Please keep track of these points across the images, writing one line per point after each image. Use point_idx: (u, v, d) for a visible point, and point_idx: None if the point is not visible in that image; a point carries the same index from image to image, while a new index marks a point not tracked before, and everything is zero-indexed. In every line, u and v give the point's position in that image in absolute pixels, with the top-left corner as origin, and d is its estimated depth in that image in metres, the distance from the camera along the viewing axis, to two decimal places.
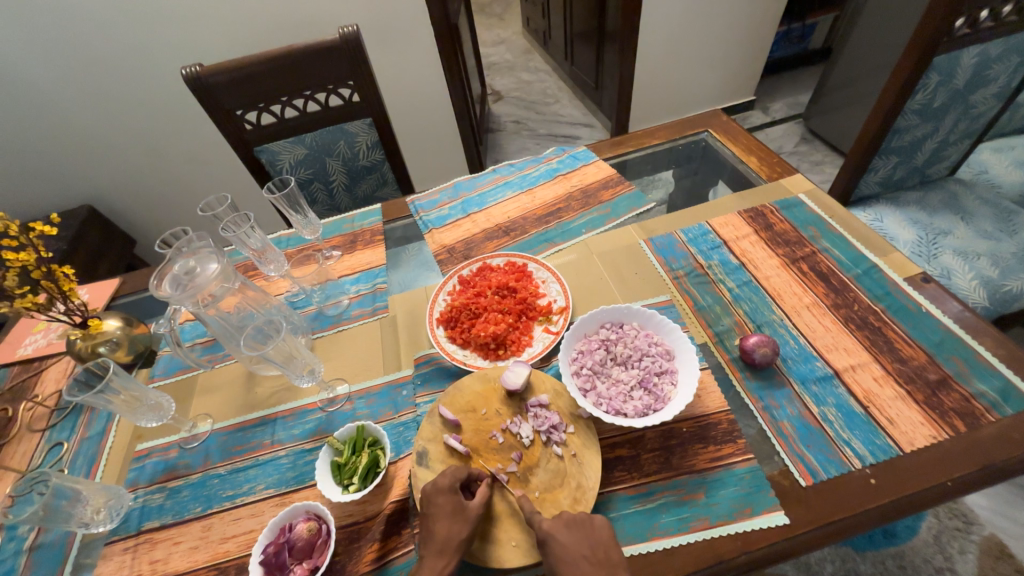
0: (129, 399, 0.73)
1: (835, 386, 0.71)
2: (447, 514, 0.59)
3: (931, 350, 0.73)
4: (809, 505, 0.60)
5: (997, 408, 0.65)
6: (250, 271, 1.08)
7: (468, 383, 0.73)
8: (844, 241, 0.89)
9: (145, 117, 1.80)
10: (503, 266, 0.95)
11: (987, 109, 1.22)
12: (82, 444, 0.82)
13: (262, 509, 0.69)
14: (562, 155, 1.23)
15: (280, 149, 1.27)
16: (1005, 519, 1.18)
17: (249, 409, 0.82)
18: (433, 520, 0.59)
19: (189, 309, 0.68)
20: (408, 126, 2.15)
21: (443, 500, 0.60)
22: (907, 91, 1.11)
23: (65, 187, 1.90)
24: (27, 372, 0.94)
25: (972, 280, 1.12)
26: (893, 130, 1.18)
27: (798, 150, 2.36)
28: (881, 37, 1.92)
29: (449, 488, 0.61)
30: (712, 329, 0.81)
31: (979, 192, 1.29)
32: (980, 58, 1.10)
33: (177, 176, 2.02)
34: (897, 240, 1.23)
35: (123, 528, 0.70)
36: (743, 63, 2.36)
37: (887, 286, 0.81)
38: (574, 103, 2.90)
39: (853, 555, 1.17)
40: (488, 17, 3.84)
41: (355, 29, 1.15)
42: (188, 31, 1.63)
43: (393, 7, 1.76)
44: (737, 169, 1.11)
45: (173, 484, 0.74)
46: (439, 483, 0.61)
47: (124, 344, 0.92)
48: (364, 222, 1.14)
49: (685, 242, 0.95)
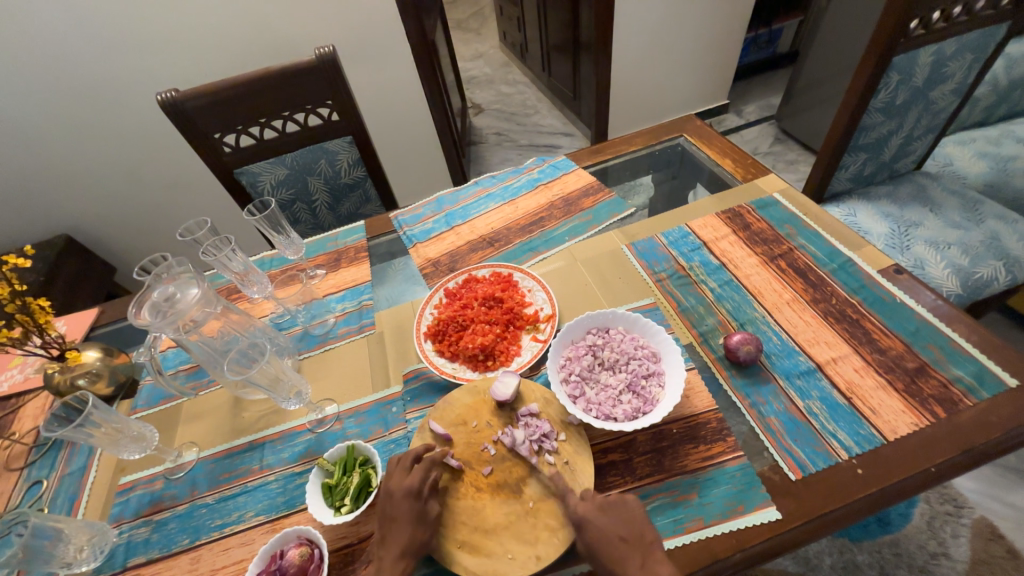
0: (110, 432, 0.71)
1: (819, 379, 0.72)
2: (401, 494, 0.60)
3: (908, 339, 0.74)
4: (800, 499, 0.61)
5: (974, 392, 0.67)
6: (233, 295, 1.06)
7: (458, 397, 0.73)
8: (820, 237, 0.92)
9: (121, 144, 1.78)
10: (489, 276, 0.95)
11: (947, 105, 1.26)
12: (63, 481, 0.79)
13: (252, 537, 0.68)
14: (542, 164, 1.24)
15: (260, 170, 1.27)
16: (994, 501, 1.21)
17: (236, 435, 0.81)
18: (391, 504, 0.60)
19: (171, 335, 0.67)
20: (390, 142, 2.16)
21: (394, 492, 0.60)
22: (870, 91, 1.15)
23: (39, 217, 1.86)
24: (4, 409, 0.91)
25: (945, 269, 1.16)
26: (859, 128, 1.22)
27: (773, 150, 2.42)
28: (844, 39, 1.99)
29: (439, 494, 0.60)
30: (697, 329, 0.82)
31: (945, 184, 1.34)
32: (936, 57, 1.14)
33: (156, 202, 1.99)
34: (871, 233, 1.26)
35: (108, 565, 0.68)
36: (715, 69, 2.43)
37: (862, 279, 0.83)
38: (553, 113, 2.95)
39: (850, 546, 1.18)
40: (465, 33, 3.89)
41: (332, 49, 1.16)
42: (164, 57, 1.63)
43: (369, 26, 1.78)
44: (713, 172, 1.14)
45: (158, 517, 0.73)
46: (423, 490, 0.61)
47: (105, 375, 0.90)
48: (348, 240, 1.14)
49: (666, 245, 0.97)
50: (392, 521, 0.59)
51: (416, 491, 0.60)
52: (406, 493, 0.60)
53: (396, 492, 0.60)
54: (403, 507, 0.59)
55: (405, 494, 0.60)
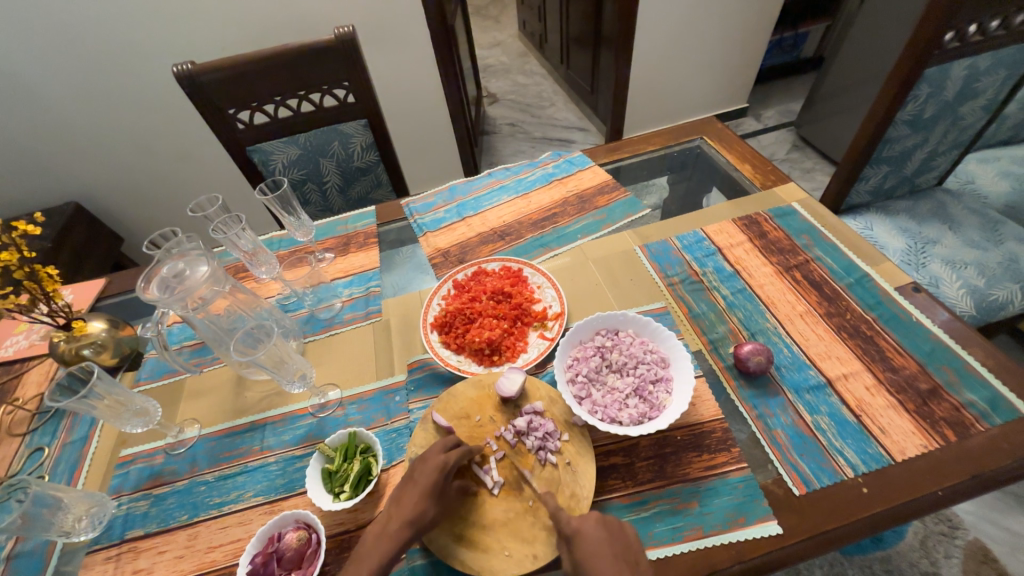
0: (113, 404, 0.71)
1: (828, 395, 0.71)
2: (434, 467, 0.60)
3: (922, 359, 0.73)
4: (803, 514, 0.61)
5: (986, 417, 0.66)
6: (241, 273, 1.06)
7: (462, 390, 0.73)
8: (837, 250, 0.90)
9: (133, 114, 1.77)
10: (498, 270, 0.94)
11: (975, 121, 1.24)
12: (65, 449, 0.80)
13: (249, 517, 0.68)
14: (558, 159, 1.23)
15: (273, 149, 1.26)
16: (991, 525, 1.20)
17: (238, 414, 0.81)
18: (420, 470, 0.61)
19: (178, 311, 0.66)
20: (403, 127, 2.14)
21: (426, 462, 0.61)
22: (898, 102, 1.12)
23: (50, 183, 1.86)
24: (8, 374, 0.91)
25: (960, 289, 1.14)
26: (884, 140, 1.20)
27: (789, 158, 2.39)
28: (872, 48, 1.95)
29: (447, 469, 0.60)
30: (707, 336, 0.81)
31: (966, 202, 1.31)
32: (969, 71, 1.11)
33: (166, 175, 1.99)
34: (887, 248, 1.24)
35: (106, 536, 0.69)
36: (737, 70, 2.38)
37: (879, 295, 0.82)
38: (569, 106, 2.91)
39: (842, 560, 1.18)
40: (483, 20, 3.84)
41: (351, 29, 1.14)
42: (180, 28, 1.61)
43: (390, 8, 1.75)
44: (731, 177, 1.12)
45: (158, 491, 0.73)
46: (446, 461, 0.60)
47: (110, 346, 0.89)
48: (358, 224, 1.13)
49: (680, 249, 0.96)
50: (414, 484, 0.60)
51: (447, 469, 0.60)
52: (438, 468, 0.60)
53: (429, 463, 0.61)
54: (431, 476, 0.59)
55: (438, 468, 0.60)
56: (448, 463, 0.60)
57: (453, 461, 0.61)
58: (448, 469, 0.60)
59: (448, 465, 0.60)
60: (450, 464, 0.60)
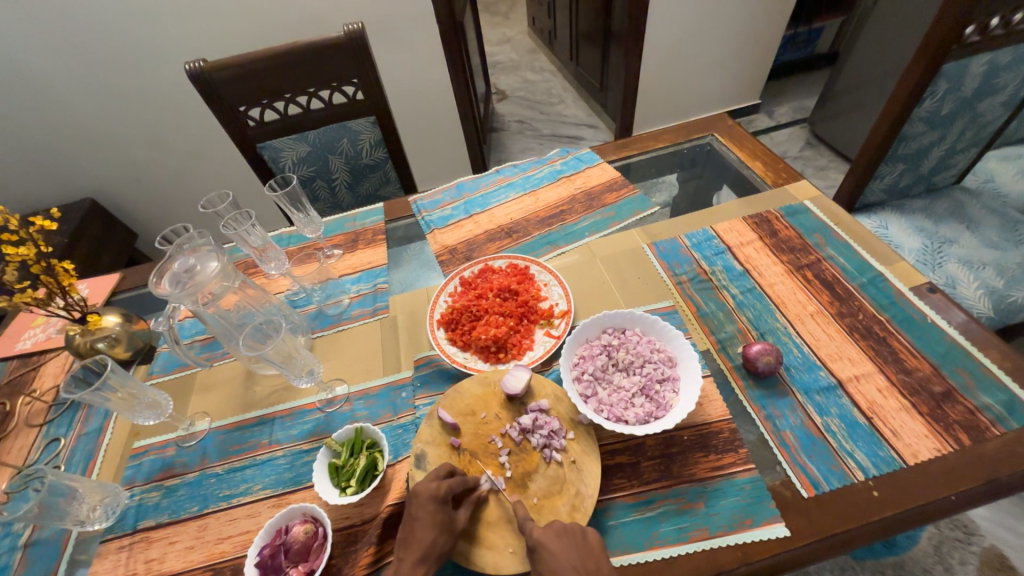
0: (126, 397, 0.72)
1: (839, 396, 0.70)
2: (428, 496, 0.59)
3: (936, 361, 0.72)
4: (812, 516, 0.60)
5: (1002, 421, 0.65)
6: (251, 269, 1.07)
7: (468, 386, 0.73)
8: (850, 249, 0.89)
9: (147, 112, 1.80)
10: (505, 268, 0.94)
11: (995, 118, 1.21)
12: (80, 441, 0.81)
13: (258, 510, 0.69)
14: (566, 156, 1.22)
15: (283, 146, 1.27)
16: (1006, 530, 1.18)
17: (248, 408, 0.82)
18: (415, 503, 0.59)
19: (189, 306, 0.67)
20: (412, 124, 2.14)
21: (418, 493, 0.59)
22: (915, 99, 1.10)
23: (67, 179, 1.90)
24: (26, 366, 0.94)
25: (977, 290, 1.11)
26: (900, 137, 1.17)
27: (802, 155, 2.35)
28: (889, 43, 1.91)
29: (441, 497, 0.59)
30: (715, 336, 0.81)
31: (985, 201, 1.28)
32: (988, 67, 1.09)
33: (179, 171, 2.02)
34: (902, 248, 1.22)
35: (119, 525, 0.70)
36: (749, 66, 2.35)
37: (892, 296, 0.80)
38: (578, 103, 2.89)
39: (852, 564, 1.16)
40: (493, 16, 3.83)
41: (361, 27, 1.14)
42: (192, 26, 1.63)
43: (399, 5, 1.75)
44: (741, 174, 1.11)
45: (169, 483, 0.74)
46: (437, 487, 0.59)
47: (123, 340, 0.91)
48: (366, 221, 1.14)
49: (689, 247, 0.95)
50: (415, 520, 0.57)
51: (442, 497, 0.59)
52: (430, 496, 0.59)
53: (422, 494, 0.59)
54: (427, 507, 0.58)
55: (431, 497, 0.58)
56: (441, 491, 0.59)
57: (445, 487, 0.60)
58: (442, 497, 0.59)
59: (441, 493, 0.59)
60: (445, 492, 0.59)
